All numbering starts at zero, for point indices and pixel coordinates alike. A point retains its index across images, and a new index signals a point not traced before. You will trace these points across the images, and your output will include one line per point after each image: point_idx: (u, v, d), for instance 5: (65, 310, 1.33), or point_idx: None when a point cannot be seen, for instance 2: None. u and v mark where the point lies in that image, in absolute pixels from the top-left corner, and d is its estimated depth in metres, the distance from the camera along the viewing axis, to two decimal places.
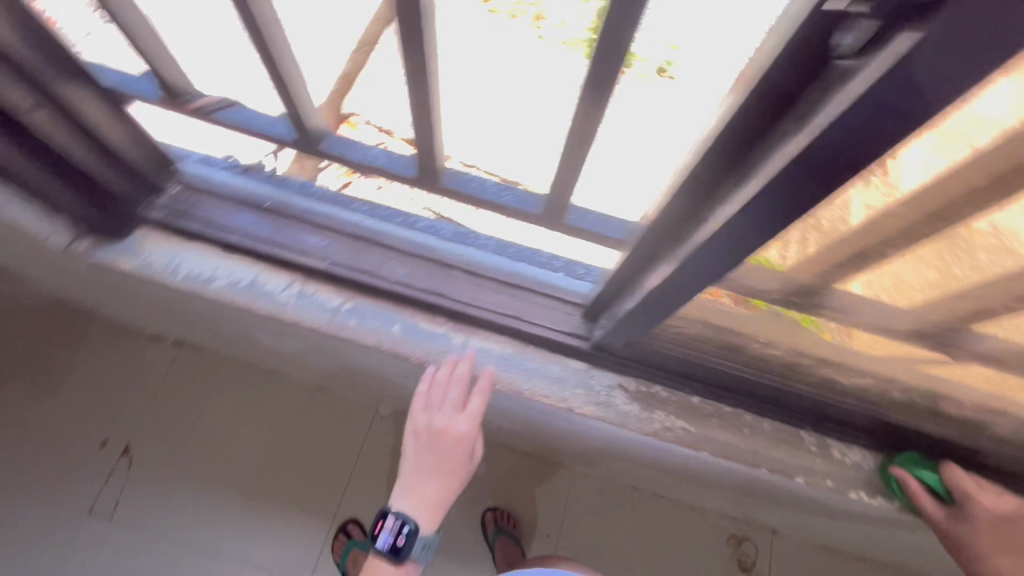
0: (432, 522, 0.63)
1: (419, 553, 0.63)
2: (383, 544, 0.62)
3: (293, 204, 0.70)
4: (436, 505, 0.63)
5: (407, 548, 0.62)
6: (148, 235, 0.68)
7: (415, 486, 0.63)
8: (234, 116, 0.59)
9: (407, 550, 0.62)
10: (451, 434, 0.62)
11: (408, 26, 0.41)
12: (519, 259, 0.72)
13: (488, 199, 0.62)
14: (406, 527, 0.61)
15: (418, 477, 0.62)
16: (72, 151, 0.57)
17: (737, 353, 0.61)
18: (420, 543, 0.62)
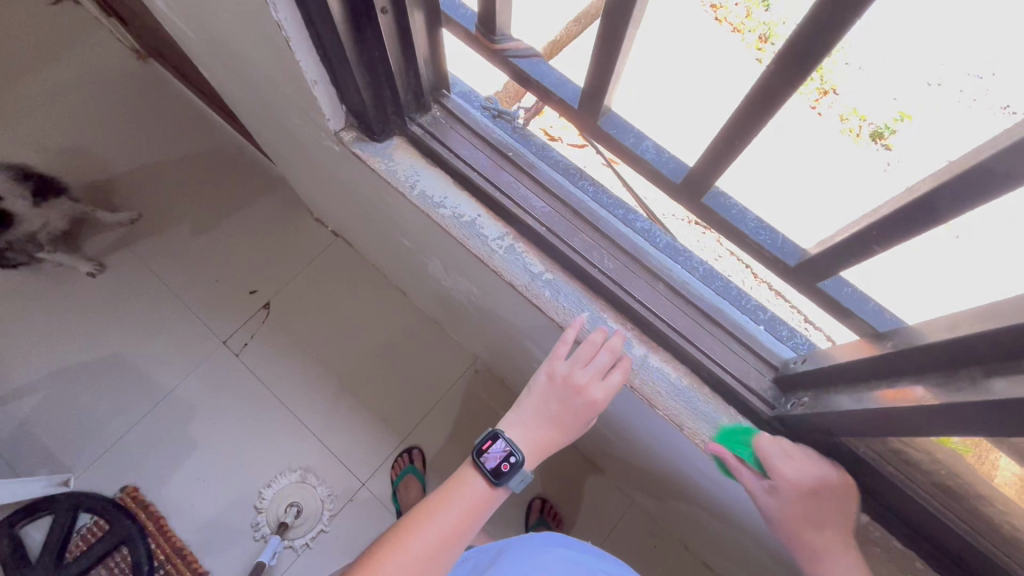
0: (533, 462, 0.67)
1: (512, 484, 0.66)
2: (489, 463, 0.66)
3: (530, 162, 0.71)
4: (542, 449, 0.67)
5: (508, 476, 0.65)
6: (401, 146, 0.74)
7: (531, 423, 0.67)
8: (529, 67, 0.60)
9: (505, 479, 0.65)
10: (585, 396, 0.65)
11: (795, 49, 0.39)
12: (724, 296, 0.68)
13: (742, 232, 0.56)
14: (514, 457, 0.65)
15: (537, 417, 0.67)
16: (389, 56, 0.60)
17: (951, 495, 0.53)
18: (518, 477, 0.66)
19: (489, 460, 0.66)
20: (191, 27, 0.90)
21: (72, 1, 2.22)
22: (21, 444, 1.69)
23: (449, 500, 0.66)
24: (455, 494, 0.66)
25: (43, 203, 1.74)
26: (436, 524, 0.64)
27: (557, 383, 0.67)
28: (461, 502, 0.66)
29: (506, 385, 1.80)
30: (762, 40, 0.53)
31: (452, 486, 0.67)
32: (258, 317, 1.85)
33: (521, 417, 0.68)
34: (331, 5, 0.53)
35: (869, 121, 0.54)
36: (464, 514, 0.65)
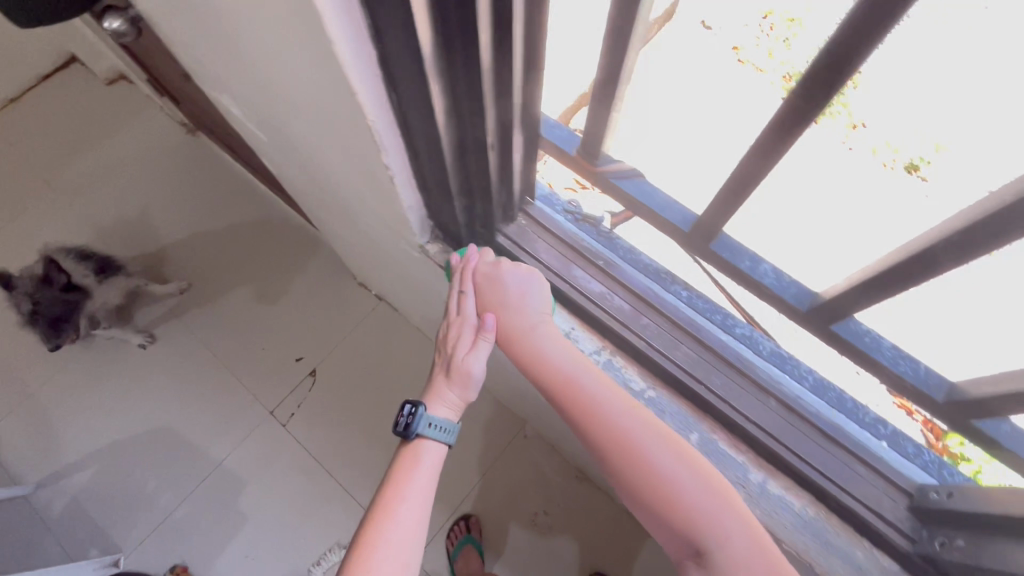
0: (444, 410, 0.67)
1: (425, 429, 0.65)
2: (401, 421, 0.66)
3: (620, 270, 0.69)
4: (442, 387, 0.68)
5: (417, 425, 0.65)
6: (487, 256, 0.73)
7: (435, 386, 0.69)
8: (634, 188, 0.59)
9: (415, 426, 0.65)
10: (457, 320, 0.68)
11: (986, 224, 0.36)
12: (841, 409, 0.64)
13: (878, 362, 0.52)
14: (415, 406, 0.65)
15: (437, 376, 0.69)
16: (489, 183, 0.60)
17: None
18: (426, 420, 0.65)
19: (399, 417, 0.66)
20: (265, 131, 0.92)
21: (125, 79, 2.33)
22: (73, 521, 1.68)
23: (402, 479, 0.64)
24: (403, 469, 0.65)
25: (105, 279, 1.78)
26: (398, 512, 0.61)
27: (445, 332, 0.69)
28: (411, 479, 0.64)
29: (556, 449, 1.74)
30: (786, 77, 0.46)
31: (397, 467, 0.65)
32: (305, 385, 1.84)
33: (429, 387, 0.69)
34: (442, 144, 0.55)
35: (901, 153, 0.44)
36: (413, 495, 0.63)
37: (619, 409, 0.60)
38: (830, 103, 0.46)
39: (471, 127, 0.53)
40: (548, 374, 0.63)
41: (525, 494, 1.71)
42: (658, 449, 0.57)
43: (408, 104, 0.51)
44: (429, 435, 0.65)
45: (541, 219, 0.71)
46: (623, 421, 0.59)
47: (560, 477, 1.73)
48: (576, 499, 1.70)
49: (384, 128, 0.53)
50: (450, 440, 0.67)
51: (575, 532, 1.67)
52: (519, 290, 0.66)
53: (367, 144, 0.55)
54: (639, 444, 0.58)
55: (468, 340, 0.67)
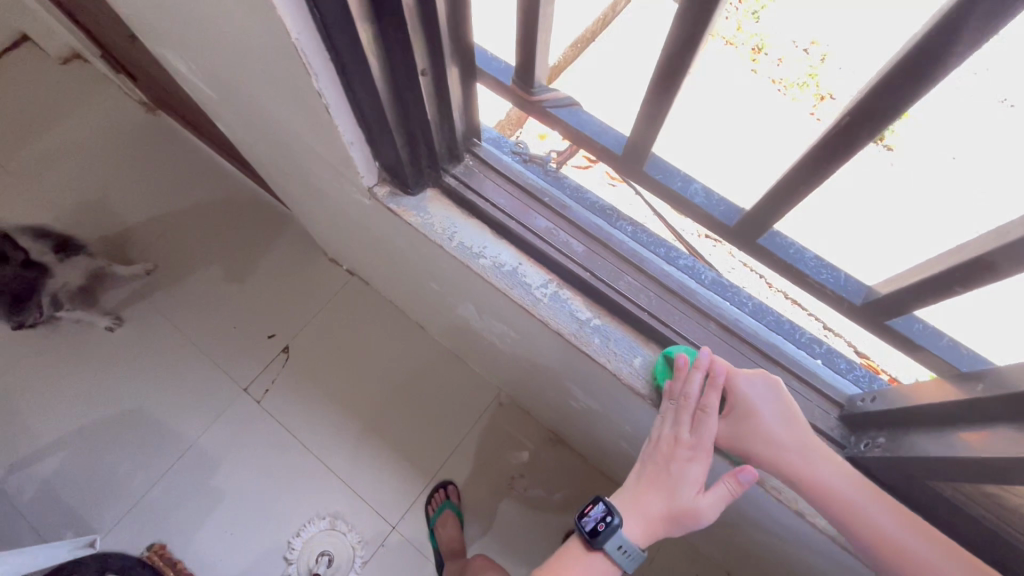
0: (638, 529, 0.60)
1: (614, 549, 0.60)
2: (587, 525, 0.61)
3: (566, 206, 0.71)
4: (652, 518, 0.59)
5: (606, 540, 0.60)
6: (436, 198, 0.74)
7: (638, 499, 0.60)
8: (569, 116, 0.60)
9: (605, 540, 0.60)
10: (683, 455, 0.59)
11: (873, 100, 0.39)
12: (777, 331, 0.67)
13: (802, 273, 0.54)
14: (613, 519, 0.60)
15: (637, 488, 0.61)
16: (428, 115, 0.61)
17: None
18: (618, 541, 0.60)
19: (586, 521, 0.61)
20: (214, 88, 0.91)
21: (81, 58, 2.26)
22: (45, 504, 1.67)
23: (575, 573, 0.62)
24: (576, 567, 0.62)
25: (66, 259, 1.79)
26: None
27: (654, 445, 0.62)
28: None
29: (530, 414, 1.77)
30: (756, 51, 0.58)
31: (571, 561, 0.63)
32: (278, 361, 1.83)
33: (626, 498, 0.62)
34: (374, 74, 0.54)
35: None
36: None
37: (827, 495, 0.55)
38: (804, 79, 0.55)
39: (403, 56, 0.53)
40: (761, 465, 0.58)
41: (501, 460, 1.74)
42: (868, 532, 0.54)
43: (335, 30, 0.50)
44: (619, 556, 0.60)
45: (488, 159, 0.72)
46: (825, 502, 0.55)
47: (535, 441, 1.76)
48: (551, 462, 1.74)
49: (313, 56, 0.52)
50: (633, 564, 0.61)
51: (550, 493, 1.70)
52: (777, 425, 0.57)
53: (298, 73, 0.55)
54: (836, 520, 0.55)
55: (698, 488, 0.59)
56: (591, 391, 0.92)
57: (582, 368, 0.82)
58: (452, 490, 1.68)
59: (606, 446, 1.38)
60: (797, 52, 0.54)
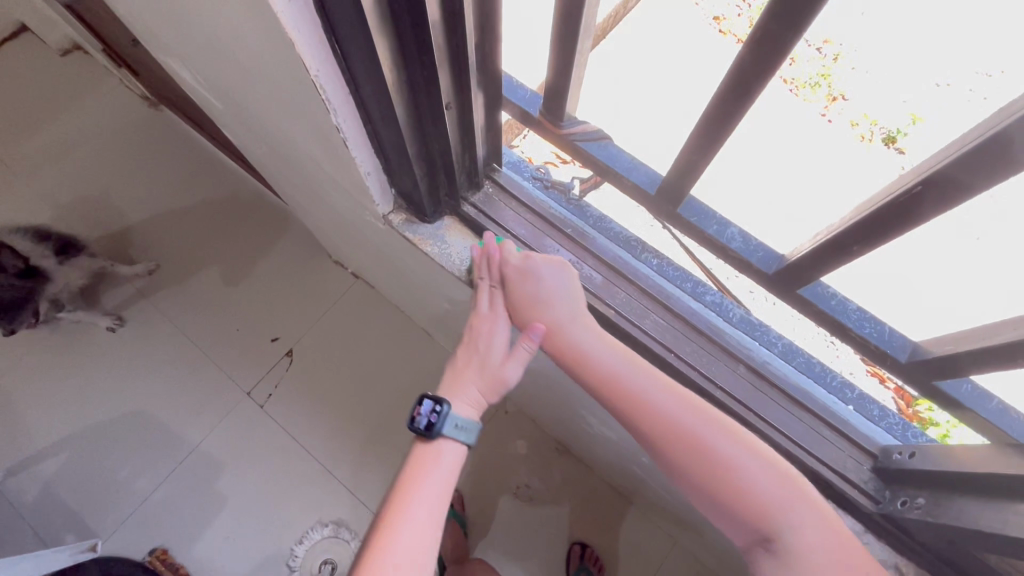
0: (466, 408, 0.65)
1: (450, 431, 0.63)
2: (419, 420, 0.63)
3: (589, 238, 0.68)
4: (475, 397, 0.65)
5: (440, 427, 0.63)
6: (453, 226, 0.71)
7: (459, 384, 0.66)
8: (599, 151, 0.57)
9: (439, 427, 0.63)
10: (487, 325, 0.66)
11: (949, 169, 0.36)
12: (807, 374, 0.64)
13: (844, 326, 0.52)
14: (438, 406, 0.63)
15: (469, 383, 0.66)
16: (449, 146, 0.58)
17: None
18: (451, 421, 0.63)
19: (420, 418, 0.63)
20: (221, 98, 0.87)
21: (81, 50, 2.21)
22: (46, 508, 1.65)
23: (421, 475, 0.62)
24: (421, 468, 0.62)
25: (66, 260, 1.72)
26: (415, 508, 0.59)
27: (468, 328, 0.68)
28: (427, 475, 0.61)
29: (536, 423, 1.75)
30: (764, 47, 0.57)
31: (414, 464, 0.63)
32: (282, 365, 1.81)
33: (453, 381, 0.67)
34: (396, 109, 0.51)
35: (880, 125, 0.53)
36: (433, 490, 0.61)
37: (668, 403, 0.57)
38: (816, 79, 0.53)
39: (427, 88, 0.49)
40: (591, 371, 0.60)
41: (506, 469, 1.72)
42: (723, 449, 0.55)
43: (357, 64, 0.47)
44: (454, 437, 0.63)
45: (507, 187, 0.69)
46: (675, 417, 0.57)
47: (540, 450, 1.74)
48: (556, 472, 1.72)
49: (332, 91, 0.49)
50: (472, 441, 0.65)
51: (555, 504, 1.69)
52: (550, 284, 0.62)
53: (315, 105, 0.52)
54: (723, 470, 0.55)
55: (503, 353, 0.66)
56: None
57: None
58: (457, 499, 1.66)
59: (615, 462, 1.36)
60: (808, 52, 0.51)
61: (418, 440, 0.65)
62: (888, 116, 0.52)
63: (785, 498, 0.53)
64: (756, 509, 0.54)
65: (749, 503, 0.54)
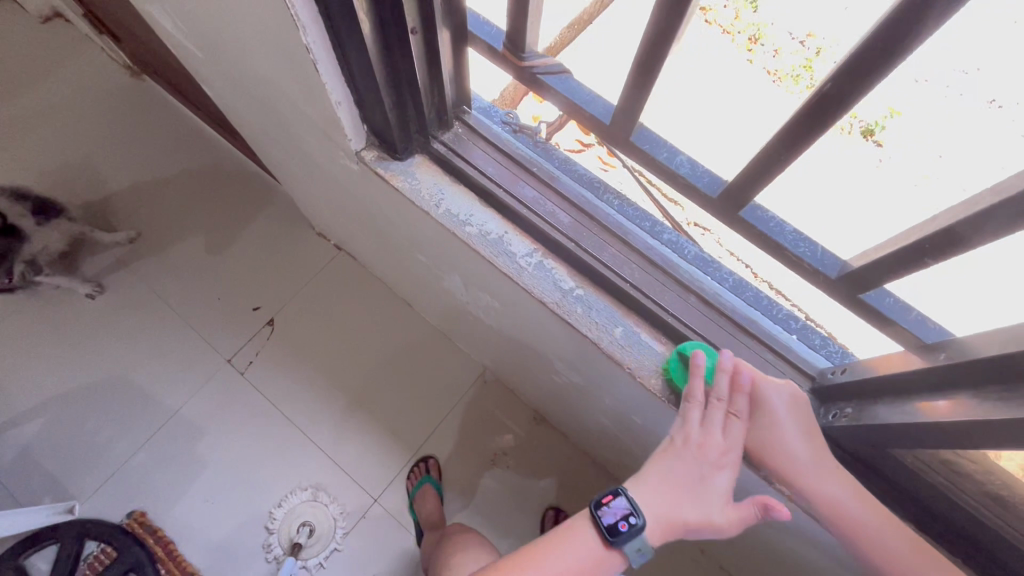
0: (657, 530, 0.58)
1: (632, 549, 0.58)
2: (606, 519, 0.58)
3: (554, 177, 0.71)
4: (674, 522, 0.58)
5: (625, 537, 0.57)
6: (424, 164, 0.73)
7: (655, 489, 0.59)
8: (559, 83, 0.60)
9: (625, 540, 0.57)
10: (714, 459, 0.59)
11: (855, 65, 0.40)
12: (755, 306, 0.68)
13: (780, 246, 0.56)
14: (635, 518, 0.57)
15: (663, 490, 0.58)
16: (418, 77, 0.61)
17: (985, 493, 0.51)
18: (638, 542, 0.57)
19: (605, 517, 0.58)
20: (200, 45, 0.89)
21: (63, 18, 2.19)
22: (23, 471, 1.65)
23: (564, 556, 0.59)
24: (569, 552, 0.59)
25: (44, 223, 1.71)
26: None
27: (677, 441, 0.61)
28: (572, 558, 0.58)
29: (514, 393, 1.79)
30: (752, 41, 0.59)
31: (567, 544, 0.60)
32: (263, 334, 1.82)
33: (640, 479, 0.60)
34: (363, 29, 0.53)
35: (860, 119, 0.57)
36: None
37: (896, 547, 0.53)
38: (797, 71, 0.56)
39: (393, 10, 0.52)
40: (827, 515, 0.56)
41: (484, 436, 1.75)
42: None
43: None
44: (635, 558, 0.58)
45: (476, 127, 0.72)
46: (877, 538, 0.54)
47: (518, 419, 1.78)
48: (532, 440, 1.76)
49: (302, 6, 0.51)
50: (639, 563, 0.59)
51: (531, 471, 1.72)
52: (803, 425, 0.58)
53: (286, 26, 0.54)
54: None
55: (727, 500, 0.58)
56: (574, 366, 0.93)
57: (566, 340, 0.83)
58: (434, 464, 1.70)
59: (587, 425, 1.40)
60: (792, 44, 0.55)
61: (584, 528, 0.60)
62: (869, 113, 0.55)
63: None
64: None
65: None
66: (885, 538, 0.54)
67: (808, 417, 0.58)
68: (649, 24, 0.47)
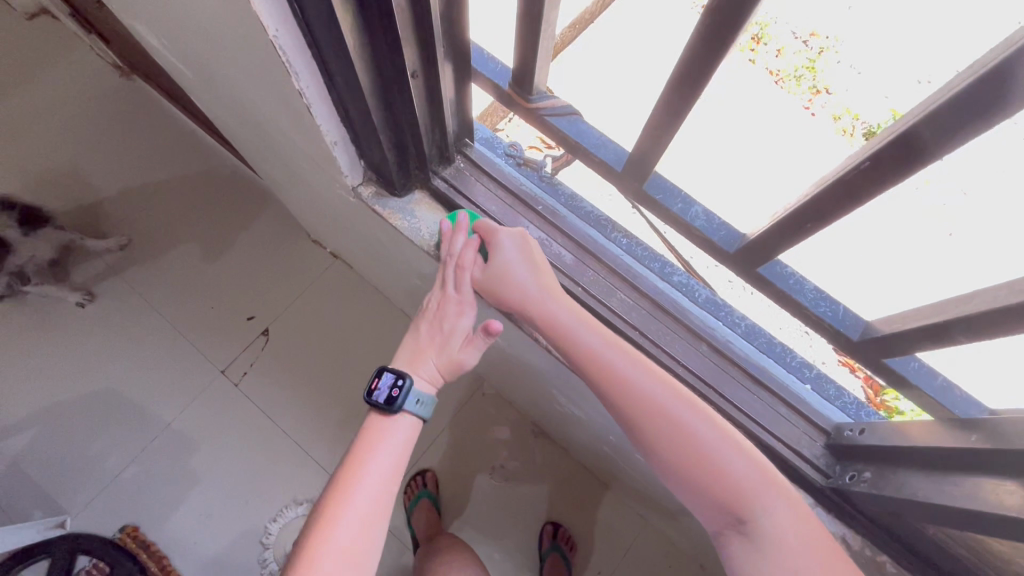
0: (425, 384, 0.66)
1: (412, 405, 0.65)
2: (379, 395, 0.64)
3: (560, 216, 0.68)
4: (431, 374, 0.67)
5: (401, 401, 0.63)
6: (424, 200, 0.70)
7: (427, 360, 0.67)
8: (568, 125, 0.57)
9: (401, 401, 0.64)
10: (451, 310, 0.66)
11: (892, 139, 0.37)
12: (767, 353, 0.66)
13: (800, 304, 0.53)
14: (401, 381, 0.64)
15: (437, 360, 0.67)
16: (417, 116, 0.57)
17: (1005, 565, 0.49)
18: (414, 395, 0.64)
19: (379, 392, 0.64)
20: (188, 64, 0.85)
21: (50, 15, 2.13)
22: (13, 483, 1.63)
23: (370, 456, 0.62)
24: (369, 447, 0.63)
25: (31, 232, 1.66)
26: (360, 485, 0.60)
27: (427, 307, 0.68)
28: (376, 454, 0.62)
29: (512, 405, 1.77)
30: (756, 41, 0.56)
31: (366, 442, 0.63)
32: (258, 344, 1.79)
33: (411, 350, 0.68)
34: (358, 71, 0.50)
35: (863, 121, 0.54)
36: (387, 457, 0.62)
37: (667, 398, 0.56)
38: (800, 71, 0.56)
39: (391, 55, 0.49)
40: (592, 366, 0.59)
41: (482, 449, 1.74)
42: (719, 450, 0.55)
43: (317, 25, 0.46)
44: (412, 411, 0.64)
45: (479, 162, 0.69)
46: (667, 407, 0.56)
47: (517, 432, 1.76)
48: (531, 454, 1.74)
49: (293, 51, 0.48)
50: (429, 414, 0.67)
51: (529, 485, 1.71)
52: (521, 256, 0.63)
53: (276, 67, 0.50)
54: (693, 438, 0.55)
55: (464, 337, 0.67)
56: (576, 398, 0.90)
57: None
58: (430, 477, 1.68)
59: (587, 443, 1.38)
60: (796, 44, 0.53)
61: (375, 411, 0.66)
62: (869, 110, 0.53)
63: (762, 490, 0.54)
64: (732, 491, 0.54)
65: (715, 486, 0.55)
66: (667, 410, 0.56)
67: (528, 250, 0.63)
68: (671, 76, 0.44)
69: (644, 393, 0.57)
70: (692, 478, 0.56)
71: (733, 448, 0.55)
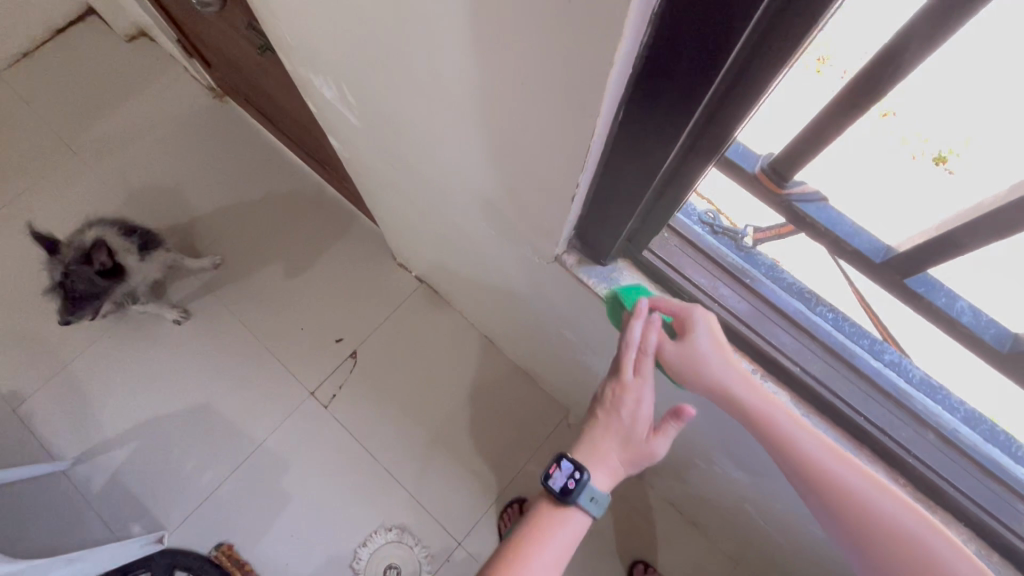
0: (604, 479, 0.69)
1: (585, 501, 0.68)
2: (555, 483, 0.69)
3: (770, 292, 0.67)
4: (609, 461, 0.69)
5: (576, 493, 0.67)
6: (627, 268, 0.73)
7: (600, 451, 0.69)
8: None
9: (575, 495, 0.68)
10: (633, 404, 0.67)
11: None
12: (992, 442, 0.62)
13: None
14: (579, 473, 0.67)
15: (605, 449, 0.69)
16: (679, 206, 0.58)
17: None
18: (589, 492, 0.68)
19: (557, 481, 0.69)
20: (363, 116, 0.86)
21: (148, 37, 2.20)
22: (113, 497, 1.67)
23: (545, 540, 0.67)
24: (548, 530, 0.68)
25: (144, 256, 1.70)
26: (538, 570, 0.64)
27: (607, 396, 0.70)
28: (553, 538, 0.67)
29: (597, 439, 1.73)
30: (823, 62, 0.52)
31: (542, 524, 0.69)
32: (346, 366, 1.81)
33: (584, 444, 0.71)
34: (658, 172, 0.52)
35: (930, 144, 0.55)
36: (560, 549, 0.67)
37: (842, 464, 0.58)
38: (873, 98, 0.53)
39: (683, 155, 0.50)
40: (773, 437, 0.61)
41: None
42: (894, 513, 0.55)
43: (631, 132, 0.49)
44: (587, 507, 0.68)
45: (685, 235, 0.68)
46: (837, 468, 0.58)
47: None
48: (615, 488, 1.69)
49: (595, 151, 0.51)
50: (599, 512, 0.70)
51: (617, 521, 1.67)
52: (708, 338, 0.64)
53: (560, 151, 0.51)
54: (881, 515, 0.56)
55: (646, 425, 0.68)
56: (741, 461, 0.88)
57: None
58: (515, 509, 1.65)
59: (697, 486, 1.34)
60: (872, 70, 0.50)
61: (546, 498, 0.71)
62: (942, 136, 0.53)
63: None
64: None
65: (908, 571, 0.54)
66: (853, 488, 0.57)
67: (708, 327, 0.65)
68: None
69: (814, 456, 0.59)
70: (878, 555, 0.56)
71: (918, 529, 0.55)
